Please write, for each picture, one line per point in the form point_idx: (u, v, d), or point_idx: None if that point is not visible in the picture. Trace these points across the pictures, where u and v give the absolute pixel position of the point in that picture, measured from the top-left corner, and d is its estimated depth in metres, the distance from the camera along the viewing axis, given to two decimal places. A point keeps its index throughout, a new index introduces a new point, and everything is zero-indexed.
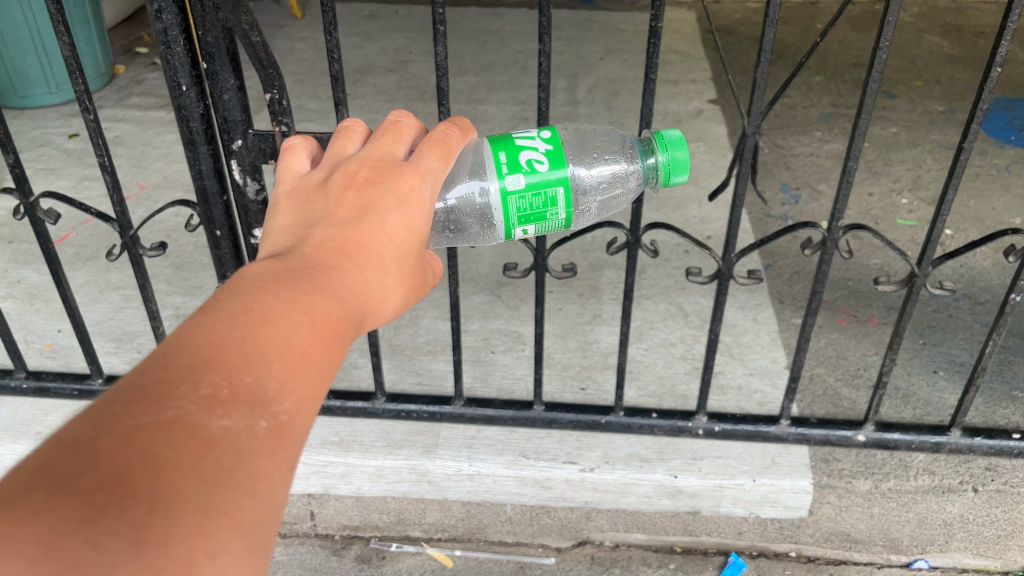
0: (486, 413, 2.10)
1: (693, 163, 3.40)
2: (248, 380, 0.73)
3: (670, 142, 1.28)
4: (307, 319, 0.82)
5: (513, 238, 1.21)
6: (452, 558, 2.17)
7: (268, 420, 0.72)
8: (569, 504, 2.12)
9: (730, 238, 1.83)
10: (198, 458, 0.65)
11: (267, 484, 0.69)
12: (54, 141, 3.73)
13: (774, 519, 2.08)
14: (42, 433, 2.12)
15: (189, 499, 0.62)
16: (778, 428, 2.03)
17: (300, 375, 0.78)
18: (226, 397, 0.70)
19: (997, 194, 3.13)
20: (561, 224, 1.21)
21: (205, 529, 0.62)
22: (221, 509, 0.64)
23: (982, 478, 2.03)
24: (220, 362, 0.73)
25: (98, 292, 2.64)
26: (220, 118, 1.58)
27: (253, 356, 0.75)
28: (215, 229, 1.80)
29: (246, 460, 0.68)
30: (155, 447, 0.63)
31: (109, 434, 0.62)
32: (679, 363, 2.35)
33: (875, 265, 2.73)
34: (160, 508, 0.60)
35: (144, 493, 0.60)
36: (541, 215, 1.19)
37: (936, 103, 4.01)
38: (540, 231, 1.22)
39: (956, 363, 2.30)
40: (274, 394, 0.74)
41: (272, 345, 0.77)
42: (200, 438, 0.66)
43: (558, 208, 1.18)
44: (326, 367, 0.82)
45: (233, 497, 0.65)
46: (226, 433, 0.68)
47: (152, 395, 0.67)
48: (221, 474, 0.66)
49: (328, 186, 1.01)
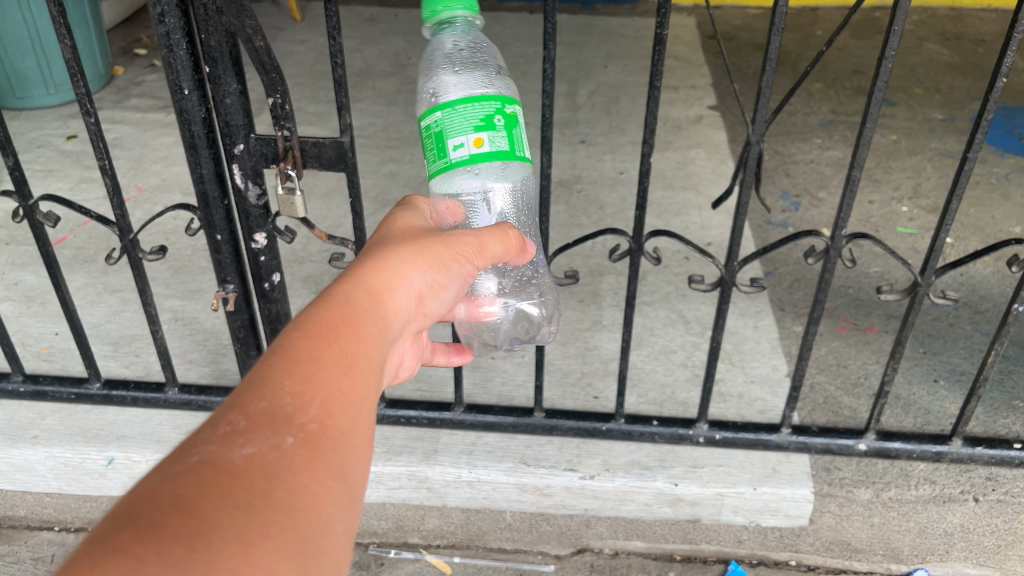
0: (486, 420, 2.09)
1: (693, 169, 3.39)
2: (263, 406, 0.76)
3: (428, 6, 1.33)
4: (316, 339, 0.85)
5: (465, 154, 1.20)
6: (450, 565, 2.14)
7: (294, 436, 0.75)
8: (569, 511, 2.12)
9: (733, 246, 1.83)
10: (228, 488, 0.67)
11: (308, 495, 0.71)
12: (53, 143, 3.72)
13: (774, 527, 2.08)
14: (39, 437, 2.11)
15: (227, 528, 0.63)
16: (778, 437, 2.02)
17: (317, 387, 0.80)
18: (245, 427, 0.73)
19: (997, 203, 3.13)
20: (451, 108, 1.20)
21: (251, 556, 0.63)
22: (263, 523, 0.65)
23: (983, 487, 2.06)
24: (236, 404, 0.76)
25: (96, 295, 2.63)
26: (223, 122, 1.57)
27: (261, 386, 0.79)
28: (215, 234, 1.78)
29: (279, 480, 0.70)
30: (185, 485, 0.66)
31: (139, 494, 0.64)
32: (680, 371, 2.34)
33: (875, 274, 2.73)
34: (200, 542, 0.61)
35: (182, 532, 0.61)
36: (440, 132, 1.21)
37: (936, 111, 4.02)
38: (463, 125, 1.20)
39: (957, 372, 2.30)
40: (294, 410, 0.77)
41: (277, 369, 0.81)
42: (226, 467, 0.69)
43: (432, 119, 1.22)
44: (342, 361, 0.85)
45: (272, 511, 0.67)
46: (252, 457, 0.71)
47: (177, 453, 0.70)
48: (255, 499, 0.67)
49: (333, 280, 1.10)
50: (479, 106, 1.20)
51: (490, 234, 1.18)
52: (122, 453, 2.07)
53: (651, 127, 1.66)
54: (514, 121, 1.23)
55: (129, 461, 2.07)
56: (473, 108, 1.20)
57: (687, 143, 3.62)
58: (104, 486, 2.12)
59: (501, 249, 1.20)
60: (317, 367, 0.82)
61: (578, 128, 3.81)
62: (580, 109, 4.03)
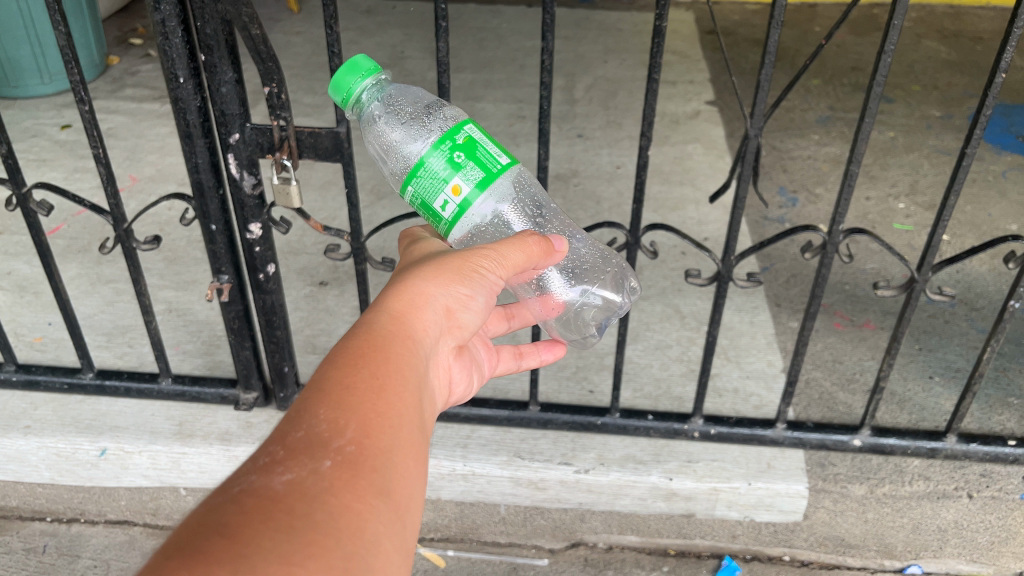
0: (481, 413, 2.11)
1: (690, 164, 3.39)
2: (299, 434, 0.77)
3: (336, 94, 1.25)
4: (346, 364, 0.86)
5: (459, 208, 1.15)
6: (445, 559, 2.14)
7: (332, 459, 0.75)
8: (562, 506, 2.11)
9: (731, 240, 1.82)
10: (268, 514, 0.67)
11: (349, 515, 0.71)
12: (47, 132, 3.69)
13: (769, 522, 2.08)
14: (31, 427, 2.09)
15: (268, 550, 0.64)
16: (774, 432, 2.04)
17: (350, 409, 0.81)
18: (282, 456, 0.74)
19: (994, 201, 3.13)
20: (413, 178, 1.17)
21: (293, 575, 0.63)
22: (305, 546, 0.66)
23: (977, 484, 2.05)
24: (275, 438, 0.77)
25: (90, 285, 2.61)
26: (218, 111, 1.56)
27: (297, 417, 0.79)
28: (210, 224, 1.77)
29: (318, 501, 0.70)
30: (227, 516, 0.66)
31: (185, 526, 0.66)
32: (675, 365, 2.34)
33: (871, 270, 2.73)
34: (243, 565, 0.62)
35: (225, 557, 0.62)
36: (423, 201, 1.18)
37: (934, 108, 4.02)
38: (432, 182, 1.15)
39: (952, 369, 2.30)
40: (330, 434, 0.78)
41: (312, 399, 0.81)
42: (266, 496, 0.69)
43: (408, 194, 1.19)
44: (374, 383, 0.85)
45: (313, 533, 0.67)
46: (291, 484, 0.71)
47: (220, 489, 0.71)
48: (295, 521, 0.68)
49: None
50: (428, 158, 1.15)
51: (516, 239, 1.12)
52: (114, 444, 2.06)
53: (649, 120, 1.65)
54: (472, 143, 1.15)
55: (122, 451, 2.06)
56: (431, 163, 1.15)
57: (685, 138, 3.61)
58: (96, 476, 2.11)
59: (529, 257, 1.13)
60: (350, 392, 0.82)
61: (575, 122, 3.80)
62: (578, 103, 4.02)
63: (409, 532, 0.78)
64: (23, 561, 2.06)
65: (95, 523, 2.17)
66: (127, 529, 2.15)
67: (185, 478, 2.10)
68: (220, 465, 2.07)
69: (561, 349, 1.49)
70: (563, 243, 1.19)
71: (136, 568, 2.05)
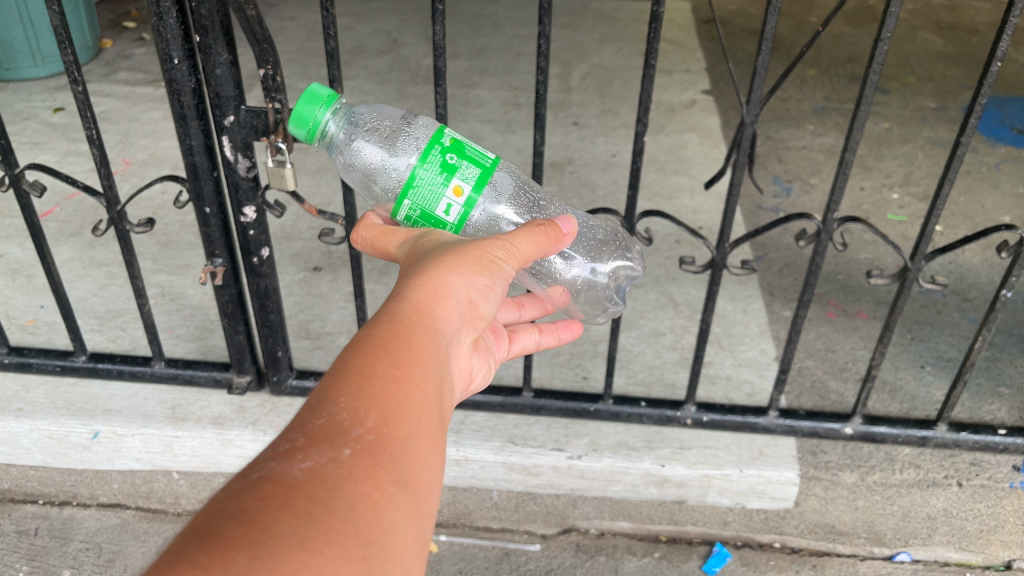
0: (474, 399, 2.11)
1: (685, 153, 3.39)
2: (319, 422, 0.77)
3: (300, 129, 1.27)
4: (365, 350, 0.86)
5: (466, 207, 1.18)
6: (437, 544, 2.15)
7: (351, 447, 0.75)
8: (556, 491, 2.12)
9: (726, 228, 1.81)
10: (288, 499, 0.67)
11: (368, 503, 0.71)
12: (39, 115, 3.67)
13: (760, 509, 2.09)
14: (23, 409, 2.09)
15: (288, 536, 0.64)
16: (766, 419, 2.05)
17: (371, 396, 0.80)
18: (302, 444, 0.74)
19: (987, 192, 3.14)
20: (406, 193, 1.18)
21: (312, 561, 0.63)
22: (323, 534, 0.66)
23: (967, 472, 2.07)
24: (295, 425, 0.78)
25: (83, 268, 2.60)
26: (213, 93, 1.55)
27: (318, 406, 0.80)
28: (204, 207, 1.76)
29: (337, 489, 0.70)
30: (246, 500, 0.67)
31: (206, 510, 0.66)
32: (669, 353, 2.34)
33: (865, 260, 2.74)
34: (261, 548, 0.62)
35: (243, 540, 0.62)
36: (421, 211, 1.19)
37: (929, 100, 4.02)
38: (431, 192, 1.17)
39: (944, 359, 2.31)
40: (350, 423, 0.77)
41: (333, 387, 0.81)
42: (287, 482, 0.70)
43: (404, 208, 1.19)
44: (395, 371, 0.84)
45: (332, 521, 0.67)
46: (310, 472, 0.71)
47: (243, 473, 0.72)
48: (314, 507, 0.68)
49: None
50: (420, 169, 1.17)
51: (524, 229, 1.12)
52: (107, 426, 2.06)
53: (646, 106, 1.65)
54: (460, 145, 1.18)
55: (115, 435, 2.06)
56: (428, 171, 1.17)
57: (680, 127, 3.61)
58: (89, 459, 2.11)
59: (538, 247, 1.13)
60: (371, 381, 0.82)
61: (570, 111, 3.79)
62: (574, 91, 4.01)
63: (427, 521, 0.77)
64: (15, 544, 2.06)
65: (86, 506, 2.17)
66: (119, 512, 2.16)
67: (178, 461, 2.10)
68: (212, 449, 2.07)
69: (577, 326, 1.49)
70: (572, 225, 1.19)
71: (128, 551, 2.05)
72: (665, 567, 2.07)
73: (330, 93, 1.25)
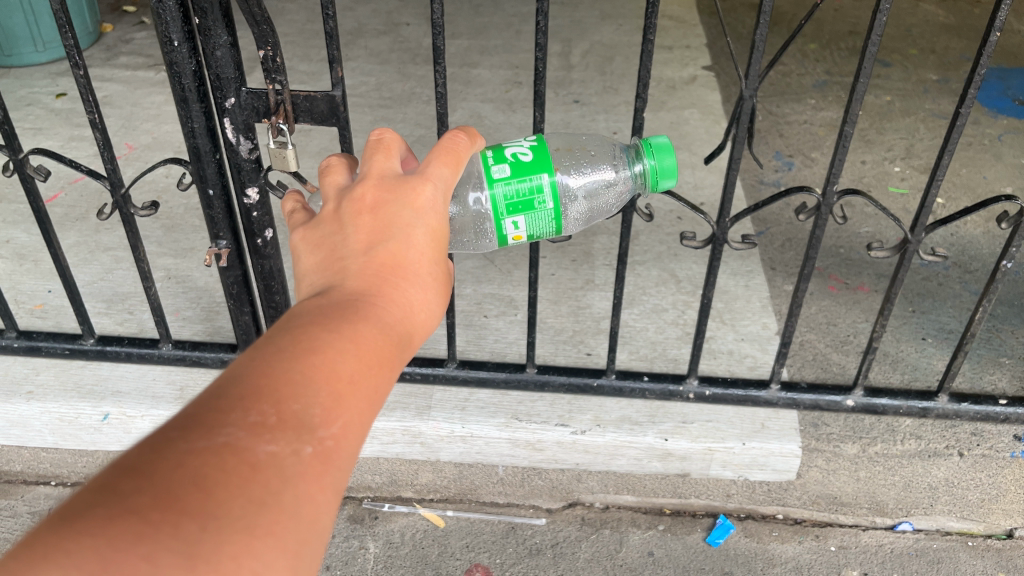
0: (478, 375, 2.11)
1: (687, 129, 3.38)
2: (295, 406, 0.75)
3: (659, 149, 1.36)
4: (355, 349, 0.84)
5: (504, 232, 1.24)
6: (444, 519, 2.19)
7: (314, 446, 0.73)
8: (561, 466, 2.15)
9: (726, 202, 1.82)
10: (244, 484, 0.67)
11: (311, 508, 0.70)
12: (41, 101, 3.67)
13: (762, 481, 2.11)
14: (34, 393, 2.11)
15: (235, 519, 0.64)
16: (768, 393, 2.04)
17: (348, 403, 0.79)
18: (274, 423, 0.72)
19: (989, 163, 3.14)
20: (551, 216, 1.25)
21: (250, 552, 0.64)
22: (269, 529, 0.66)
23: (968, 443, 2.07)
24: (269, 392, 0.75)
25: (89, 253, 2.62)
26: (214, 76, 1.56)
27: (295, 382, 0.77)
28: (208, 188, 1.78)
29: (293, 483, 0.69)
30: (205, 468, 0.66)
31: (163, 459, 0.65)
32: (671, 329, 2.36)
33: (866, 233, 2.75)
34: (208, 525, 0.62)
35: (194, 515, 0.62)
36: (530, 197, 1.23)
37: (931, 72, 4.00)
38: (531, 225, 1.25)
39: (945, 330, 2.32)
40: (319, 421, 0.76)
41: (318, 376, 0.79)
42: (248, 461, 0.68)
43: (544, 193, 1.23)
44: (371, 388, 0.83)
45: (279, 519, 0.67)
46: (272, 458, 0.70)
47: (204, 423, 0.69)
48: (266, 496, 0.67)
49: (340, 214, 1.01)
50: (550, 238, 1.28)
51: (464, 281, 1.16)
52: (116, 408, 2.08)
53: (645, 83, 1.65)
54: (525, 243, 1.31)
55: (125, 416, 2.09)
56: (552, 228, 1.27)
57: (682, 104, 3.60)
58: (99, 441, 2.14)
59: None
60: (351, 391, 0.80)
61: (572, 88, 3.79)
62: (574, 69, 4.00)
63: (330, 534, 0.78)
64: (29, 524, 2.11)
65: None
66: None
67: None
68: None
69: None
70: None
71: None
72: (669, 539, 2.12)
73: (650, 188, 1.39)
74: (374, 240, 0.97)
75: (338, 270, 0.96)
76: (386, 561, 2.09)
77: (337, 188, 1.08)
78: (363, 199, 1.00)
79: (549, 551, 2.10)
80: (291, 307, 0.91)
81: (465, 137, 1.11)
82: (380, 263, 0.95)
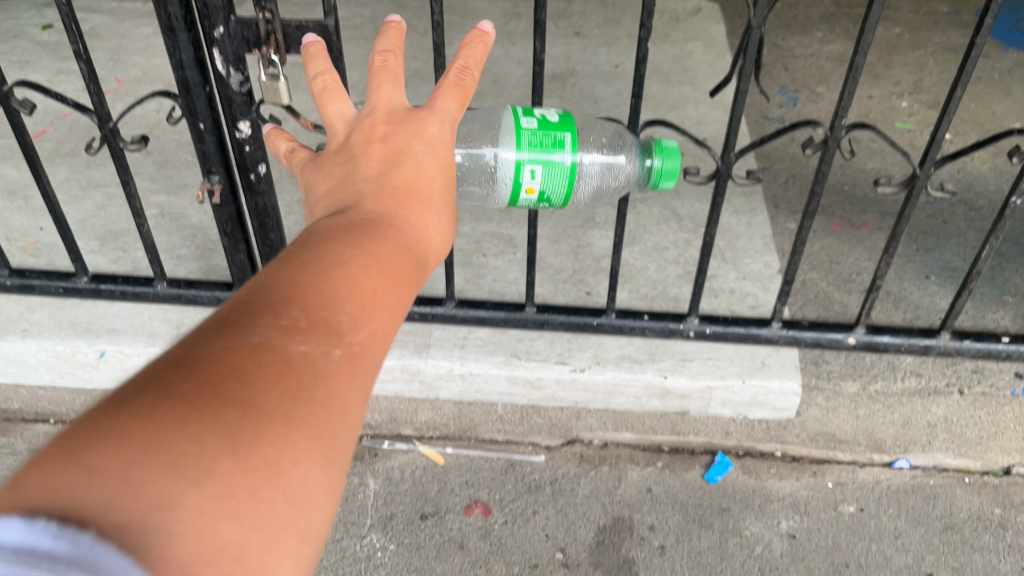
0: (477, 315, 2.09)
1: (690, 62, 3.30)
2: (321, 313, 0.79)
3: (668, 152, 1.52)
4: (374, 263, 0.88)
5: (520, 180, 1.36)
6: (443, 457, 2.19)
7: (342, 349, 0.78)
8: (559, 404, 2.21)
9: (731, 137, 1.77)
10: (281, 379, 0.71)
11: (341, 408, 0.75)
12: (27, 33, 3.57)
13: (761, 419, 2.15)
14: (30, 330, 2.10)
15: (274, 409, 0.69)
16: (769, 331, 2.03)
17: (368, 313, 0.84)
18: (303, 326, 0.77)
19: (998, 98, 3.07)
20: (567, 171, 1.36)
21: (291, 443, 0.68)
22: (304, 421, 0.70)
23: (968, 380, 2.10)
24: (295, 301, 0.79)
25: (80, 190, 2.57)
26: (201, 2, 1.50)
27: (318, 293, 0.81)
28: (198, 122, 1.73)
29: (325, 381, 0.74)
30: (242, 363, 0.70)
31: (206, 353, 0.70)
32: (672, 268, 2.33)
33: (872, 170, 2.70)
34: (247, 413, 0.67)
35: (235, 402, 0.67)
36: (546, 158, 1.35)
37: (941, 3, 3.90)
38: (546, 176, 1.36)
39: (949, 269, 2.30)
40: (345, 326, 0.80)
41: (341, 286, 0.83)
42: (281, 361, 0.73)
43: (559, 157, 1.35)
44: (388, 300, 0.87)
45: (312, 410, 0.72)
46: (304, 357, 0.75)
47: (239, 324, 0.74)
48: (301, 391, 0.72)
49: (351, 141, 1.05)
50: (558, 199, 1.40)
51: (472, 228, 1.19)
52: (113, 347, 2.07)
53: (650, 11, 1.58)
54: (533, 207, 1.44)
55: (121, 354, 2.08)
56: (563, 186, 1.38)
57: (685, 36, 3.51)
58: (98, 380, 2.15)
59: None
60: (373, 302, 0.85)
61: (572, 20, 3.68)
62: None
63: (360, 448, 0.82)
64: None
65: None
66: None
67: None
68: None
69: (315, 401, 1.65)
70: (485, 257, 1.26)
71: None
72: (668, 476, 2.13)
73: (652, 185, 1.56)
74: (385, 165, 1.00)
75: (351, 191, 1.00)
76: (386, 497, 2.10)
77: (345, 118, 1.10)
78: (374, 128, 1.04)
79: (548, 487, 2.11)
80: (309, 227, 0.95)
81: (473, 61, 1.13)
82: (394, 185, 0.99)
